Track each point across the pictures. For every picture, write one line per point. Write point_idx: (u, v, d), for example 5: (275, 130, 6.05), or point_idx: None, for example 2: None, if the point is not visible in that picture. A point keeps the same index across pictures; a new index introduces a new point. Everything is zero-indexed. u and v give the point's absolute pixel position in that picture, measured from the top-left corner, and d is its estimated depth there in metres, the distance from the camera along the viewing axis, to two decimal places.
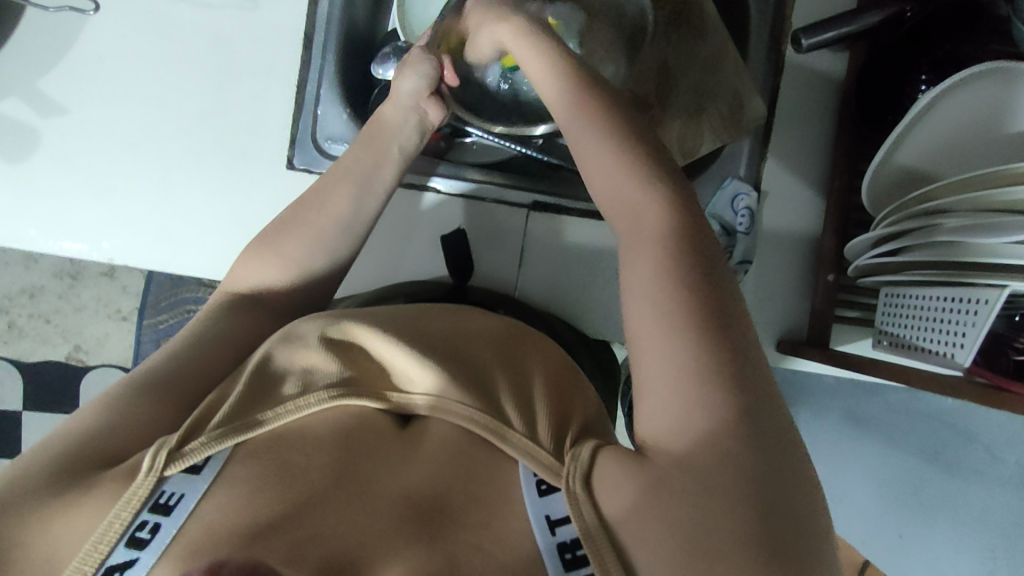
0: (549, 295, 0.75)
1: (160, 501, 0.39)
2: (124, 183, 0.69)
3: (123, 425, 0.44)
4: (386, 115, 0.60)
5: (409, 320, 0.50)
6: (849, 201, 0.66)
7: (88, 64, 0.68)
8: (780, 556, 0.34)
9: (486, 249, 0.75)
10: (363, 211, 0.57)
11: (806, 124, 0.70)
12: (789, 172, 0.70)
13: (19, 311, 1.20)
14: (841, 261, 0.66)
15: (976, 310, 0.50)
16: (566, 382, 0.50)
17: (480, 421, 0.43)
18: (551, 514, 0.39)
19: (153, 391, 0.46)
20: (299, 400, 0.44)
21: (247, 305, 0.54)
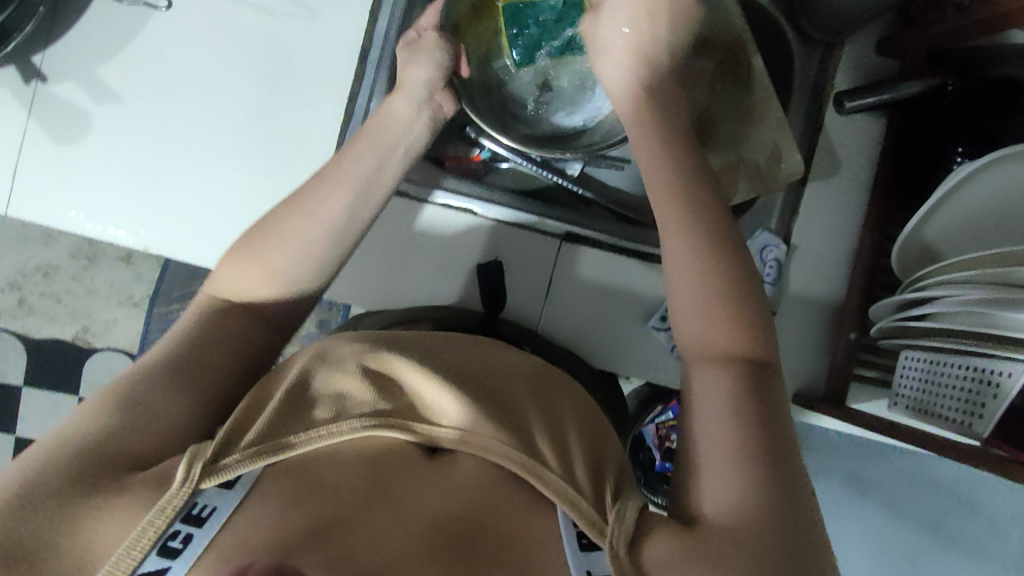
0: (574, 335, 0.76)
1: (193, 512, 0.39)
2: (168, 175, 0.70)
3: (139, 431, 0.44)
4: (395, 107, 0.59)
5: (443, 353, 0.52)
6: (878, 262, 0.68)
7: (147, 56, 0.70)
8: None
9: (515, 279, 0.76)
10: (357, 217, 0.55)
11: (841, 183, 0.71)
12: (820, 228, 0.71)
13: (31, 287, 1.20)
14: (865, 321, 0.67)
15: (998, 382, 0.51)
16: (594, 425, 0.52)
17: (517, 459, 0.45)
18: (592, 570, 0.41)
19: (167, 395, 0.45)
20: (332, 425, 0.45)
21: (233, 312, 0.52)
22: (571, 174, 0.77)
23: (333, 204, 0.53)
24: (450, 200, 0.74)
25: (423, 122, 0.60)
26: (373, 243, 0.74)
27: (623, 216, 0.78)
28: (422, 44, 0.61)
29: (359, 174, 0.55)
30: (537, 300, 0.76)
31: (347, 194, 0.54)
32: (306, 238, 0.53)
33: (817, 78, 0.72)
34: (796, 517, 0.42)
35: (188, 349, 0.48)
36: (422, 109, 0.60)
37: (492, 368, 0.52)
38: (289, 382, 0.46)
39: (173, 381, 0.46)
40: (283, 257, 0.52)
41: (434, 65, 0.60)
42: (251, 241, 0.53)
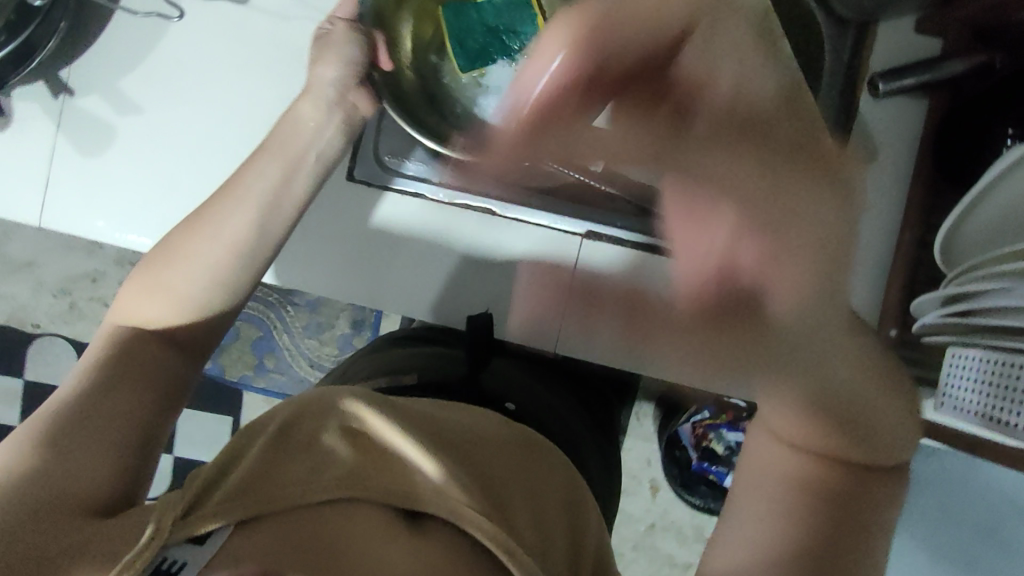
0: (590, 348, 0.71)
1: (161, 567, 0.40)
2: (187, 183, 0.71)
3: (67, 473, 0.47)
4: (303, 111, 0.61)
5: (421, 413, 0.51)
6: (921, 255, 0.64)
7: (167, 67, 0.71)
8: None
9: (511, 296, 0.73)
10: (271, 229, 0.57)
11: (882, 171, 0.67)
12: (859, 219, 0.67)
13: (78, 294, 1.25)
14: (906, 317, 0.64)
15: None
16: (574, 504, 0.52)
17: (491, 531, 0.42)
18: None
19: (86, 433, 0.49)
20: (309, 489, 0.43)
21: (137, 338, 0.55)
22: None
23: (233, 223, 0.55)
24: (428, 195, 0.72)
25: (332, 124, 0.62)
26: (323, 232, 0.73)
27: None
28: (332, 38, 0.63)
29: (263, 188, 0.57)
30: (537, 324, 0.72)
31: (252, 209, 0.56)
32: (207, 255, 0.55)
33: (849, 62, 0.69)
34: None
35: (108, 377, 0.51)
36: (332, 109, 0.62)
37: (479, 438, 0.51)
38: (274, 429, 0.47)
39: (109, 402, 0.50)
40: (184, 279, 0.55)
41: (343, 61, 0.62)
42: (171, 249, 0.56)
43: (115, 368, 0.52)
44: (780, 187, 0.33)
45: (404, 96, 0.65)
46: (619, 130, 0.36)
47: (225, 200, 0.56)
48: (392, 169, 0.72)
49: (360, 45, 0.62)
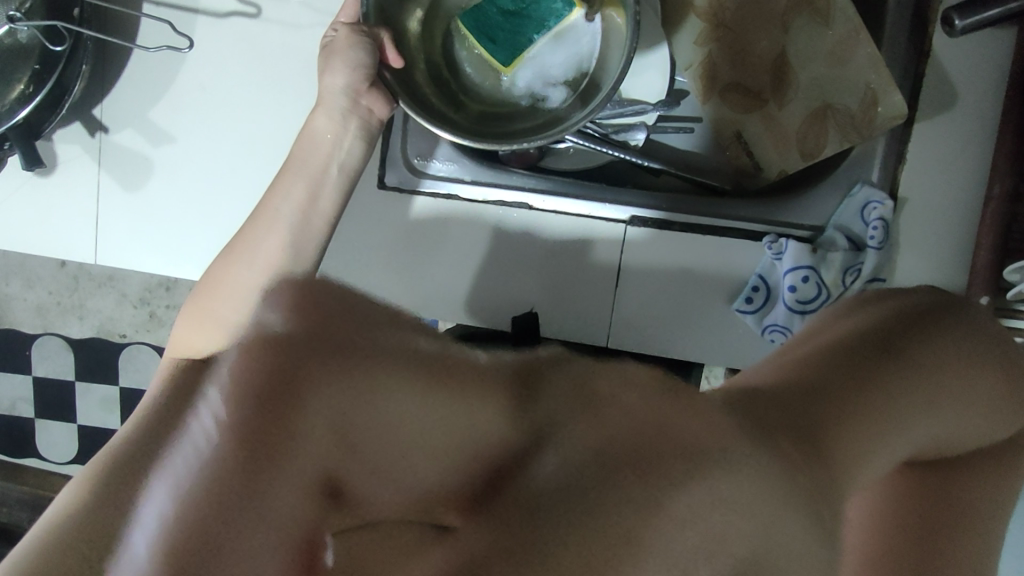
0: (647, 337, 0.67)
1: None
2: (226, 207, 0.71)
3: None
4: (317, 124, 0.62)
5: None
6: (1014, 209, 0.56)
7: (192, 93, 0.70)
8: None
9: (568, 293, 0.68)
10: (302, 254, 0.60)
11: (963, 118, 0.59)
12: (938, 174, 0.60)
13: None
14: (999, 282, 0.56)
15: None
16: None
17: None
18: None
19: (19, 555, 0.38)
20: None
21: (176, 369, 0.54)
22: (635, 145, 0.70)
23: (271, 243, 0.59)
24: (457, 194, 0.69)
25: (350, 133, 0.62)
26: (355, 239, 0.69)
27: (697, 182, 0.70)
28: (335, 45, 0.59)
29: (291, 212, 0.60)
30: (586, 314, 0.68)
31: (283, 236, 0.59)
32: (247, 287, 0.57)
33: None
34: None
35: None
36: (347, 118, 0.62)
37: None
38: None
39: None
40: (223, 309, 0.56)
41: (349, 65, 0.59)
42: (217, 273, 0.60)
43: None
44: (615, 479, 0.22)
45: (418, 91, 0.64)
46: (276, 536, 0.19)
47: (261, 227, 0.60)
48: (424, 172, 0.69)
49: (364, 48, 0.59)
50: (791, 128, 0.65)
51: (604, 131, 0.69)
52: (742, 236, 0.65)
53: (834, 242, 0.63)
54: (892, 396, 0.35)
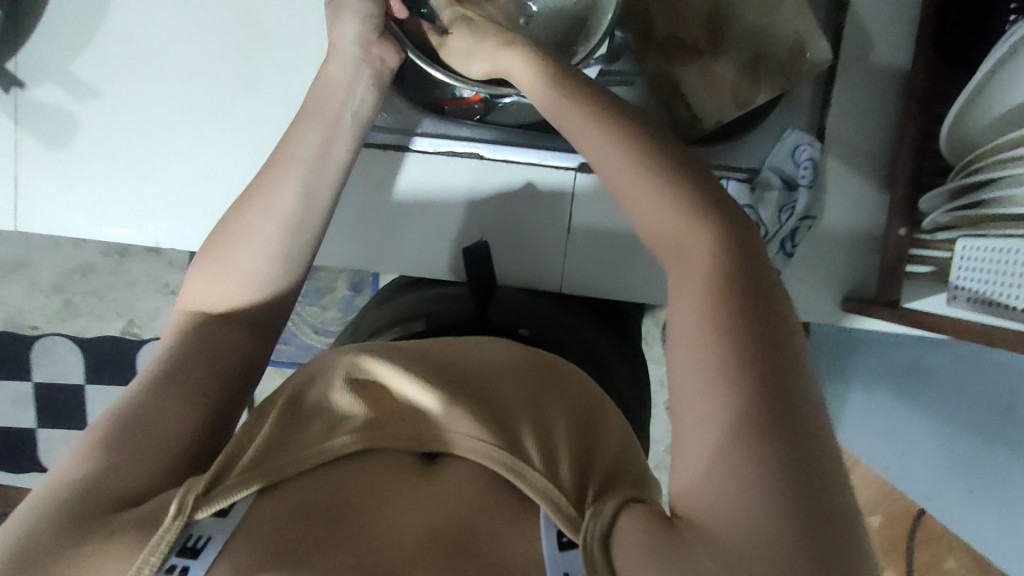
0: (597, 280, 0.72)
1: (188, 544, 0.40)
2: (163, 165, 0.69)
3: (131, 447, 0.45)
4: (332, 73, 0.59)
5: (429, 350, 0.52)
6: (925, 146, 0.62)
7: (120, 44, 0.67)
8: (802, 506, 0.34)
9: (525, 243, 0.72)
10: (316, 197, 0.56)
11: (878, 66, 0.64)
12: (855, 118, 0.65)
13: (73, 288, 1.21)
14: (914, 213, 0.63)
15: None
16: (593, 426, 0.49)
17: (500, 459, 0.43)
18: (570, 571, 0.38)
19: (142, 435, 0.45)
20: (330, 443, 0.45)
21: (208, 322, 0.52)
22: None
23: (282, 194, 0.54)
24: (411, 147, 0.70)
25: (363, 81, 0.60)
26: (349, 202, 0.71)
27: None
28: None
29: (306, 155, 0.56)
30: (544, 263, 0.72)
31: (297, 181, 0.55)
32: (266, 235, 0.54)
33: None
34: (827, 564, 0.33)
35: (161, 389, 0.48)
36: (360, 67, 0.60)
37: (472, 370, 0.50)
38: (280, 407, 0.47)
39: (169, 415, 0.47)
40: (246, 261, 0.53)
41: (362, 18, 0.59)
42: (212, 240, 0.54)
43: (190, 354, 0.50)
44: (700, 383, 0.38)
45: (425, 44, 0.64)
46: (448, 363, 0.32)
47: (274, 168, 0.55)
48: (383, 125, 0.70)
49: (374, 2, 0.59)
50: (726, 79, 0.66)
51: None
52: None
53: (768, 182, 0.66)
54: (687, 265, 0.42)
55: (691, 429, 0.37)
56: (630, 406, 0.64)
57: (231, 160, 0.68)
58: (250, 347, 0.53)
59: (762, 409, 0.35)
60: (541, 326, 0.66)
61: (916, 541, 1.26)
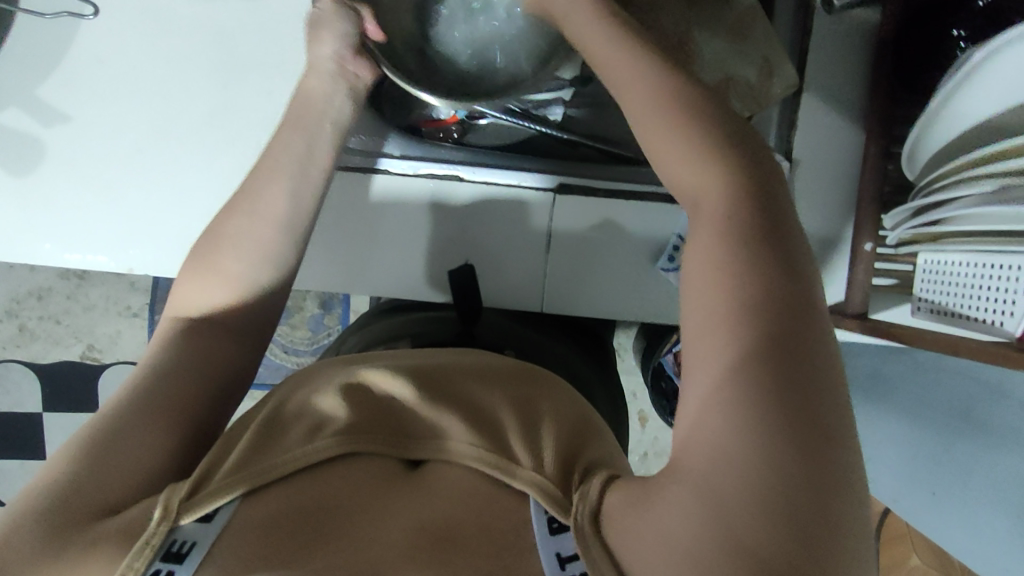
0: (575, 295, 0.73)
1: (172, 549, 0.39)
2: (134, 189, 0.67)
3: (115, 455, 0.44)
4: (312, 86, 0.59)
5: (415, 359, 0.52)
6: (886, 165, 0.65)
7: (88, 66, 0.65)
8: (805, 503, 0.31)
9: (506, 258, 0.72)
10: (303, 202, 0.56)
11: (840, 89, 0.68)
12: (820, 136, 0.68)
13: (28, 314, 1.16)
14: (878, 228, 0.66)
15: (1003, 272, 0.54)
16: (582, 427, 0.49)
17: (484, 459, 0.44)
18: (562, 551, 0.38)
19: (126, 443, 0.45)
20: (313, 446, 0.45)
21: (195, 330, 0.53)
22: (554, 119, 0.75)
23: (271, 195, 0.55)
24: (389, 169, 0.70)
25: (341, 95, 0.60)
26: (329, 229, 0.71)
27: (611, 153, 0.75)
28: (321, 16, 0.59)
29: (292, 157, 0.56)
30: (523, 279, 0.73)
31: (284, 185, 0.55)
32: (258, 239, 0.54)
33: None
34: (809, 520, 0.31)
35: (144, 394, 0.47)
36: (336, 83, 0.60)
37: (463, 375, 0.51)
38: (265, 413, 0.48)
39: (147, 421, 0.46)
40: (235, 263, 0.54)
41: (340, 36, 0.59)
42: (204, 253, 0.54)
43: (173, 362, 0.50)
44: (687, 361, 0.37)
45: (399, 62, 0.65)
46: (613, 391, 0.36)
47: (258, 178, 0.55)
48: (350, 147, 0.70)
49: (352, 21, 0.59)
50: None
51: (524, 106, 0.74)
52: (660, 199, 0.69)
53: None
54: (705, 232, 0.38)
55: (697, 366, 0.36)
56: (611, 426, 0.63)
57: (206, 182, 0.67)
58: (235, 353, 0.53)
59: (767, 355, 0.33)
60: (523, 346, 0.66)
61: (881, 539, 1.30)
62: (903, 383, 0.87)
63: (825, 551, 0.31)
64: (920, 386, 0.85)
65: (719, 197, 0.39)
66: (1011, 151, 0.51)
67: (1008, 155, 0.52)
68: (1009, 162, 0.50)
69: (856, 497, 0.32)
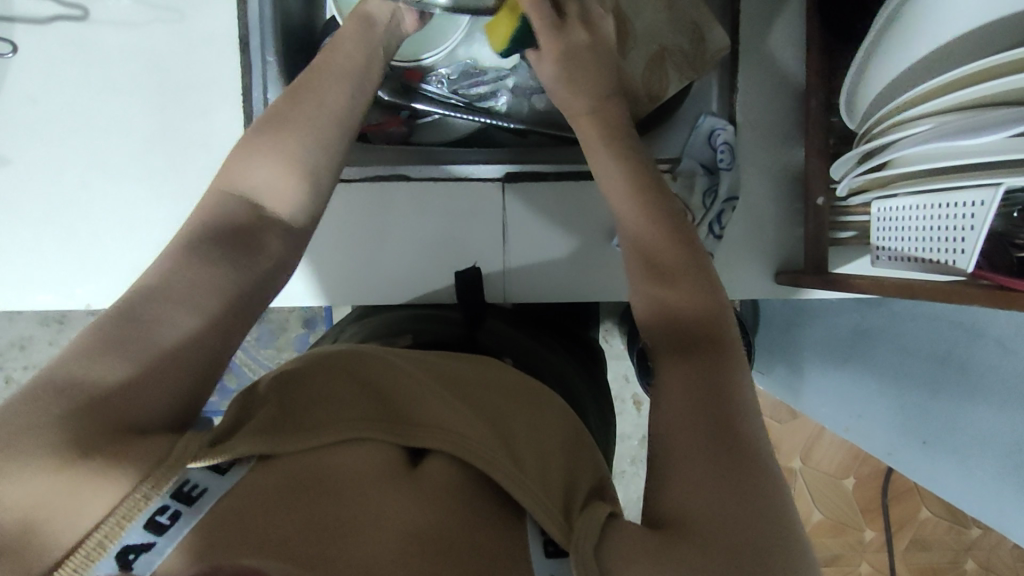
0: (539, 284, 0.72)
1: (182, 490, 0.39)
2: (85, 223, 0.67)
3: (159, 369, 0.41)
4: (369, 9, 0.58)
5: (433, 365, 0.52)
6: (829, 118, 0.65)
7: (22, 106, 0.65)
8: (757, 547, 0.36)
9: (463, 248, 0.71)
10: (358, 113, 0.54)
11: (774, 48, 0.68)
12: (762, 98, 0.68)
13: (13, 365, 1.16)
14: (829, 183, 0.66)
15: (953, 212, 0.52)
16: (574, 447, 0.50)
17: (490, 465, 0.43)
18: (557, 572, 0.40)
19: (149, 343, 0.42)
20: (325, 437, 0.44)
21: (231, 234, 0.48)
22: (499, 109, 0.75)
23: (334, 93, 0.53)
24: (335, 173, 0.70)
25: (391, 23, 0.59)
26: (336, 232, 0.70)
27: (560, 137, 0.74)
28: None
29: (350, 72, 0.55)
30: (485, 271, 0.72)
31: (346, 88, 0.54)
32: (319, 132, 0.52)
33: None
34: (773, 560, 0.36)
35: (168, 288, 0.44)
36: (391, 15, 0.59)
37: (475, 387, 0.51)
38: (272, 384, 0.46)
39: (172, 325, 0.43)
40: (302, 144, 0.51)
41: None
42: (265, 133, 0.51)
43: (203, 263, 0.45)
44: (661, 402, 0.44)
45: None
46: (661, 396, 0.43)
47: None
48: None
49: None
50: (637, 75, 0.67)
51: (467, 100, 0.75)
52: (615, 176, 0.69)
53: (692, 171, 0.68)
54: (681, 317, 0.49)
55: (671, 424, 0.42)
56: (593, 414, 0.63)
57: (157, 209, 0.67)
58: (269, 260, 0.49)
59: (730, 425, 0.41)
60: (524, 351, 0.65)
61: (889, 496, 1.29)
62: (882, 335, 0.87)
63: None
64: (897, 336, 0.85)
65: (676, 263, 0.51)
66: (944, 89, 0.51)
67: (941, 92, 0.52)
68: (942, 98, 0.50)
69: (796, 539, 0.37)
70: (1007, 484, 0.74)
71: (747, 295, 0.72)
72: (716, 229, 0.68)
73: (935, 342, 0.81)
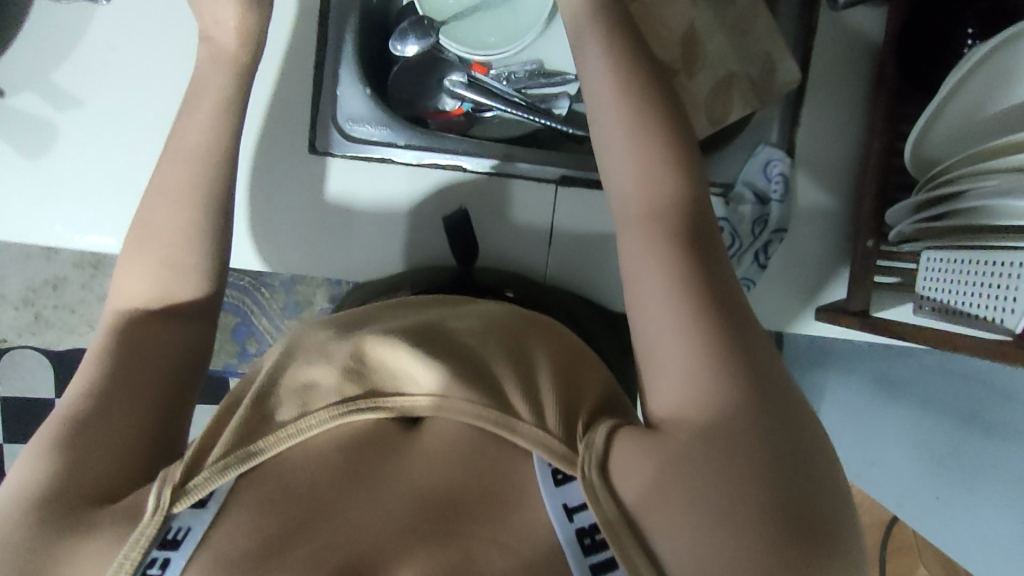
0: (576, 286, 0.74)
1: (169, 537, 0.41)
2: (146, 175, 0.69)
3: (90, 441, 0.43)
4: None
5: (415, 317, 0.53)
6: (890, 162, 0.65)
7: (101, 53, 0.67)
8: (789, 504, 0.37)
9: (488, 224, 0.72)
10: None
11: (841, 86, 0.68)
12: (823, 134, 0.69)
13: (43, 301, 1.18)
14: (881, 226, 0.65)
15: (1007, 270, 0.52)
16: (575, 368, 0.51)
17: (487, 417, 0.46)
18: (567, 502, 0.43)
19: (103, 426, 0.44)
20: (299, 423, 0.46)
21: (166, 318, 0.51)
22: (559, 112, 0.75)
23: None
24: (392, 157, 0.71)
25: None
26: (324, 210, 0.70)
27: None
28: None
29: None
30: (526, 267, 0.74)
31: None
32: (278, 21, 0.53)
33: None
34: (802, 513, 0.37)
35: (109, 378, 0.46)
36: None
37: (462, 326, 0.52)
38: (254, 394, 0.46)
39: (122, 406, 0.45)
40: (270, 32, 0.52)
41: None
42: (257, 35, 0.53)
43: (127, 351, 0.48)
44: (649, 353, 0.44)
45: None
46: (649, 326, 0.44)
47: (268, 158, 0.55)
48: (355, 136, 0.71)
49: None
50: (700, 97, 0.66)
51: (530, 99, 0.75)
52: None
53: (742, 196, 0.68)
54: (656, 213, 0.47)
55: (671, 396, 0.42)
56: None
57: None
58: (195, 333, 0.52)
59: (739, 374, 0.40)
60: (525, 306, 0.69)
61: (889, 551, 1.28)
62: (907, 385, 0.86)
63: (806, 530, 0.36)
64: (923, 389, 0.85)
65: (664, 205, 0.48)
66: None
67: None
68: None
69: (825, 488, 0.38)
70: (1016, 548, 0.73)
71: (780, 325, 0.72)
72: (760, 259, 0.69)
73: (957, 395, 0.80)
